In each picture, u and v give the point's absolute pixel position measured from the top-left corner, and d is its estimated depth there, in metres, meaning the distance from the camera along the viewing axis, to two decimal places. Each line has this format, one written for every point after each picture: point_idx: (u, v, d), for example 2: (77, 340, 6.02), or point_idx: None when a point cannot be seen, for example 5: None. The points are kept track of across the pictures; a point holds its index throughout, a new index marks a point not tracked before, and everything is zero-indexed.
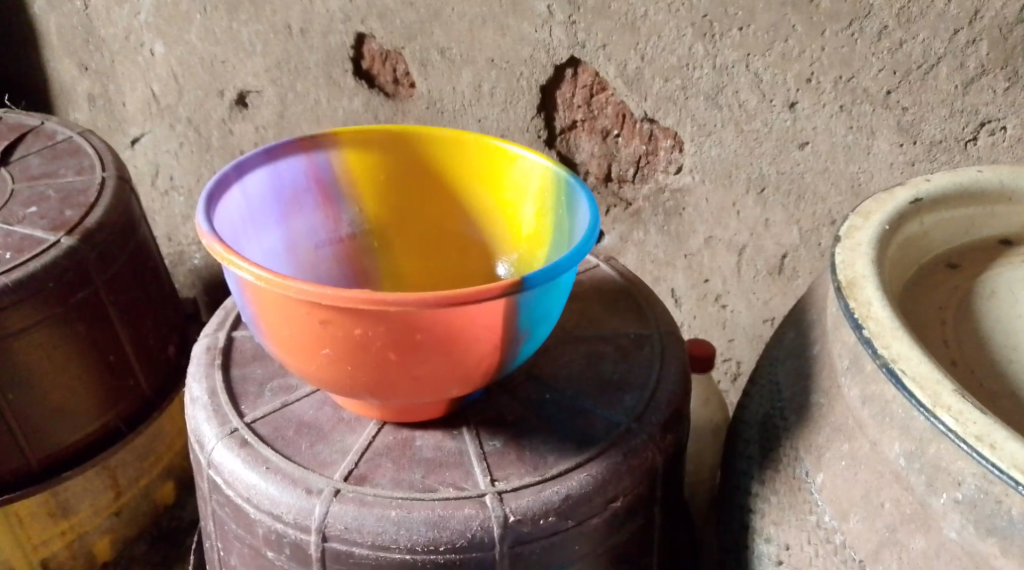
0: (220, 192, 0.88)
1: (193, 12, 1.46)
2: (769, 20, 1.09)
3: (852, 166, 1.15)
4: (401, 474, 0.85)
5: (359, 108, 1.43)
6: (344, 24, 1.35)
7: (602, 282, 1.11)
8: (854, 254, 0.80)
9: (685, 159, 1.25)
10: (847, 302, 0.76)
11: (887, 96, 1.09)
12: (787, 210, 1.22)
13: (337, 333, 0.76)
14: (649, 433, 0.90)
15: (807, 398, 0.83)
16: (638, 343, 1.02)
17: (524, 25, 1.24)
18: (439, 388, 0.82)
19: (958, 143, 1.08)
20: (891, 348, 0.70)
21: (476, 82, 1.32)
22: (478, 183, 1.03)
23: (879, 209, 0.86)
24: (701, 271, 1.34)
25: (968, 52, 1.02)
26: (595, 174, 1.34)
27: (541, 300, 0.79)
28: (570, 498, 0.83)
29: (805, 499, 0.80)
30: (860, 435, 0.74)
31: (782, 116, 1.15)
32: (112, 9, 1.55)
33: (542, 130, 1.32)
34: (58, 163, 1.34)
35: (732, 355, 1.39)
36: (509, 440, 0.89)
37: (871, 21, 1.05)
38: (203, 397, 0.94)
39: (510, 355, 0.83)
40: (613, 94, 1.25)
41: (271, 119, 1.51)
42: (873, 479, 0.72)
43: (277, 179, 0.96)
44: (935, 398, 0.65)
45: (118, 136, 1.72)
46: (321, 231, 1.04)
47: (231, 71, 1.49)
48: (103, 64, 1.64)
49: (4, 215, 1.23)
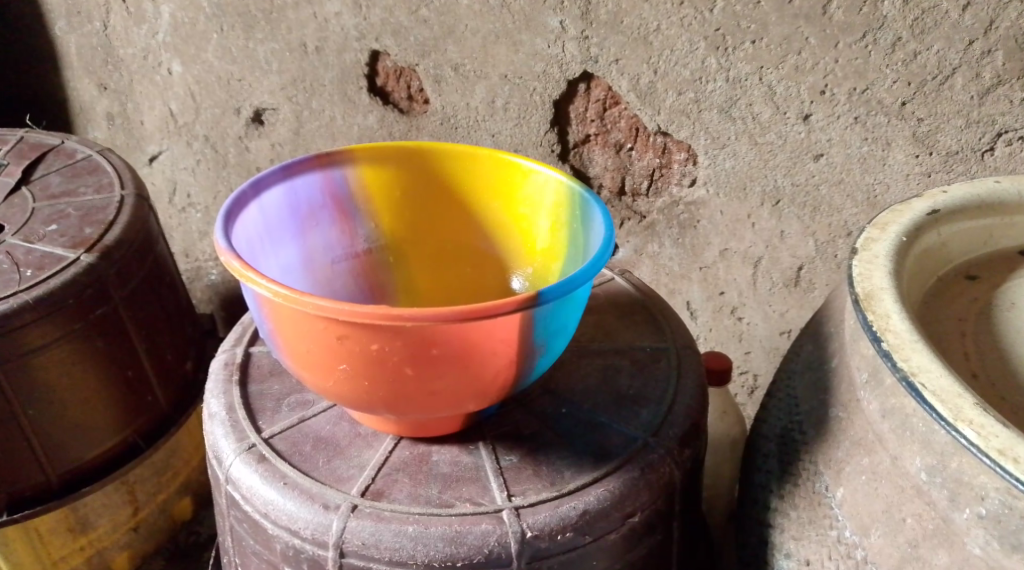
0: (237, 209, 0.89)
1: (210, 31, 1.48)
2: (782, 32, 1.09)
3: (868, 177, 1.14)
4: (417, 490, 0.85)
5: (374, 124, 1.44)
6: (359, 41, 1.37)
7: (617, 296, 1.11)
8: (872, 266, 0.79)
9: (699, 171, 1.25)
10: (865, 315, 0.75)
11: (902, 107, 1.08)
12: (802, 222, 1.22)
13: (353, 348, 0.76)
14: (666, 448, 0.89)
15: (826, 411, 0.82)
16: (654, 357, 1.02)
17: (537, 40, 1.24)
18: (455, 403, 0.82)
19: (975, 154, 1.08)
20: (910, 360, 0.70)
21: (490, 98, 1.32)
22: (493, 198, 1.04)
23: (895, 222, 0.85)
24: (716, 284, 1.34)
25: (984, 62, 1.02)
26: (609, 187, 1.35)
27: (556, 314, 0.79)
28: (587, 514, 0.83)
29: (826, 513, 0.79)
30: (880, 449, 0.73)
31: (796, 127, 1.15)
32: (130, 29, 1.57)
33: (555, 144, 1.33)
34: (77, 181, 1.36)
35: (749, 368, 1.39)
36: (526, 455, 0.89)
37: (885, 33, 1.05)
38: (220, 412, 0.95)
39: (526, 369, 0.83)
40: (626, 107, 1.25)
41: (286, 136, 1.52)
42: (894, 494, 0.71)
43: (293, 196, 0.97)
44: (956, 411, 0.65)
45: (136, 155, 1.74)
46: (338, 247, 1.05)
47: (247, 89, 1.51)
48: (122, 83, 1.66)
49: (24, 233, 1.24)
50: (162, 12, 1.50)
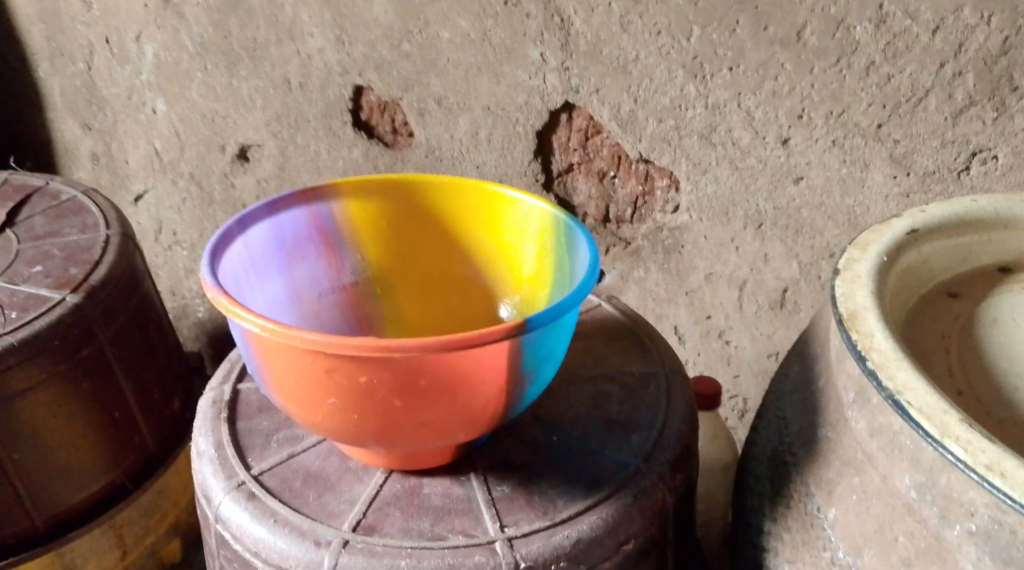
0: (223, 246, 0.89)
1: (194, 69, 1.49)
2: (758, 59, 1.11)
3: (848, 199, 1.16)
4: (409, 523, 0.85)
5: (359, 158, 1.45)
6: (341, 77, 1.38)
7: (605, 321, 1.11)
8: (855, 285, 0.80)
9: (682, 197, 1.26)
10: (850, 334, 0.76)
11: (878, 129, 1.10)
12: (786, 244, 1.23)
13: (342, 381, 0.76)
14: (658, 473, 0.89)
15: (815, 432, 0.82)
16: (644, 382, 1.02)
17: (518, 72, 1.26)
18: (446, 433, 0.82)
19: (951, 173, 1.09)
20: (896, 378, 0.70)
21: (474, 129, 1.34)
22: (478, 228, 1.04)
23: (876, 241, 0.86)
24: (703, 308, 1.34)
25: (956, 83, 1.04)
26: (594, 215, 1.36)
27: (543, 341, 0.79)
28: (581, 542, 0.82)
29: (818, 534, 0.79)
30: (870, 468, 0.73)
31: (776, 151, 1.16)
32: (114, 69, 1.58)
33: (539, 174, 1.34)
34: (62, 222, 1.36)
35: (738, 391, 1.40)
36: (518, 485, 0.89)
37: (859, 57, 1.07)
38: (209, 450, 0.94)
39: (516, 397, 0.83)
40: (608, 136, 1.27)
41: (271, 171, 1.53)
42: (885, 512, 0.72)
43: (279, 231, 0.98)
44: (943, 428, 0.65)
45: (121, 194, 1.74)
46: (324, 280, 1.05)
47: (231, 126, 1.52)
48: (106, 123, 1.66)
49: (9, 275, 1.24)
50: (146, 52, 1.51)
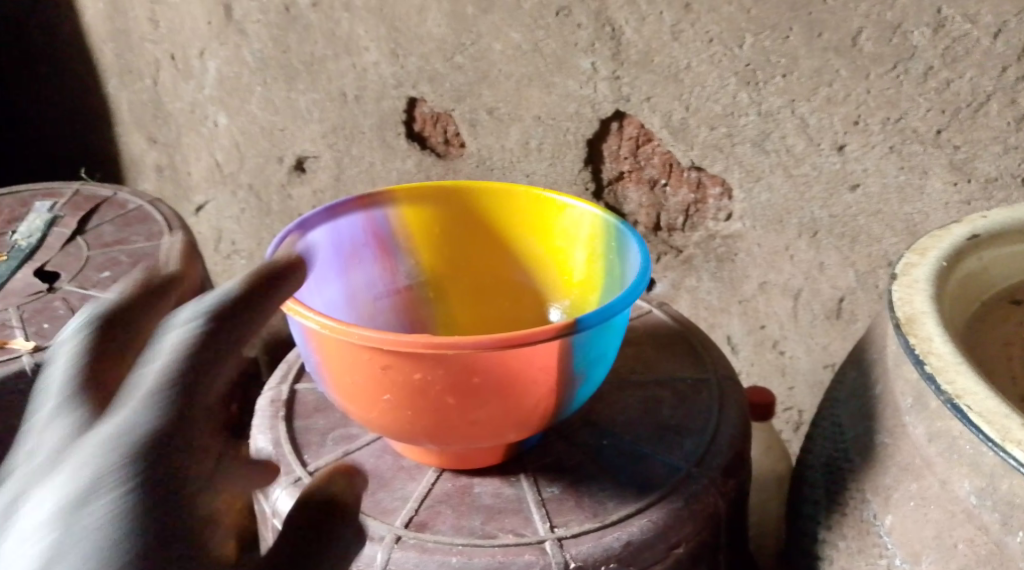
0: (284, 248, 0.92)
1: (254, 84, 1.53)
2: (813, 65, 1.10)
3: (906, 206, 1.14)
4: (460, 521, 0.85)
5: (412, 168, 1.47)
6: (396, 89, 1.41)
7: (656, 327, 1.11)
8: (913, 290, 0.79)
9: (735, 205, 1.26)
10: (908, 338, 0.75)
11: (937, 135, 1.08)
12: (842, 252, 1.21)
13: (396, 378, 0.78)
14: (710, 477, 0.89)
15: (872, 437, 0.81)
16: (695, 388, 1.01)
17: (569, 82, 1.27)
18: (497, 433, 0.83)
19: (1015, 180, 1.06)
20: (955, 383, 0.69)
21: (525, 139, 1.35)
22: (530, 232, 1.06)
23: (935, 246, 0.85)
24: (756, 317, 1.33)
25: (1019, 88, 1.01)
26: (645, 223, 1.37)
27: (595, 341, 0.80)
28: (631, 545, 0.82)
29: (875, 542, 0.78)
30: (929, 473, 0.72)
31: (830, 158, 1.15)
32: (178, 84, 1.63)
33: (590, 183, 1.35)
34: (128, 230, 1.41)
35: (793, 403, 1.38)
36: (568, 487, 0.89)
37: (917, 62, 1.05)
38: (267, 447, 0.96)
39: (567, 397, 0.84)
40: (659, 144, 1.27)
41: (327, 182, 1.57)
42: (944, 518, 0.70)
43: (336, 235, 1.00)
44: (1004, 432, 0.64)
45: (183, 205, 1.80)
46: (379, 283, 1.07)
47: (289, 138, 1.56)
48: (170, 136, 1.72)
49: (78, 280, 1.29)
50: (209, 67, 1.57)
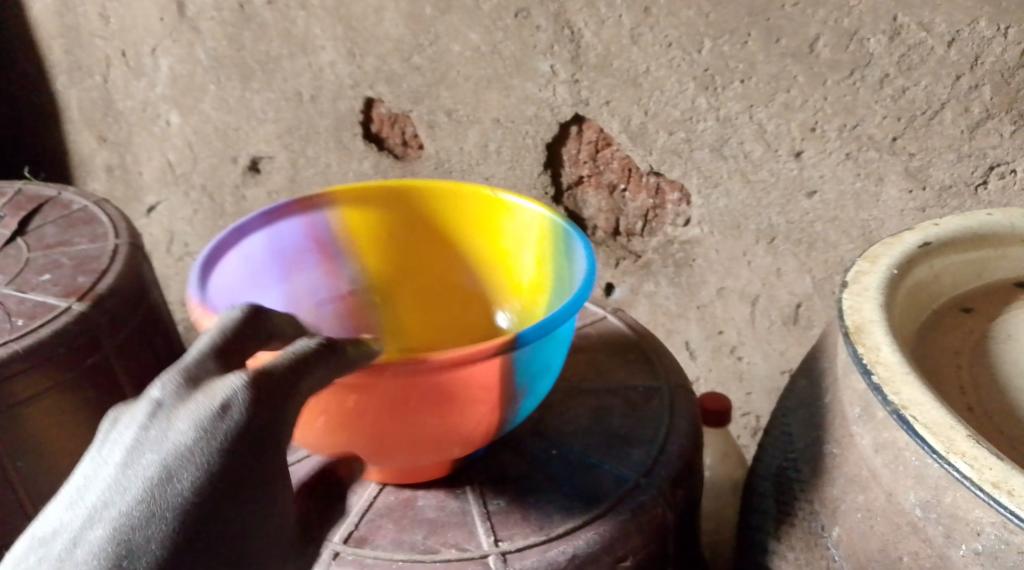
0: (218, 255, 0.89)
1: (208, 83, 1.50)
2: (770, 71, 1.10)
3: (862, 213, 1.13)
4: (402, 536, 0.83)
5: (369, 170, 1.45)
6: (352, 90, 1.38)
7: (609, 335, 1.10)
8: (862, 299, 0.78)
9: (693, 211, 1.25)
10: (856, 348, 0.74)
11: (892, 143, 1.07)
12: (798, 258, 1.21)
13: (331, 401, 0.75)
14: (659, 488, 0.87)
15: (820, 448, 0.80)
16: (647, 397, 1.00)
17: (527, 85, 1.25)
18: (439, 451, 0.81)
19: (968, 188, 1.06)
20: (902, 394, 0.68)
21: (483, 141, 1.33)
22: (477, 234, 1.04)
23: (886, 254, 0.84)
24: (714, 323, 1.32)
25: (973, 96, 1.01)
26: (603, 228, 1.35)
27: (538, 353, 0.78)
28: (576, 558, 0.80)
29: (823, 554, 0.77)
30: (874, 485, 0.71)
31: (788, 164, 1.14)
32: (129, 82, 1.59)
33: (549, 187, 1.33)
34: (73, 232, 1.36)
35: (750, 409, 1.37)
36: (514, 499, 0.87)
37: (872, 70, 1.04)
38: None
39: (511, 412, 0.82)
40: (618, 148, 1.26)
41: (283, 183, 1.54)
42: (889, 531, 0.69)
43: (275, 240, 0.97)
44: (949, 444, 0.63)
45: (135, 205, 1.75)
46: (323, 288, 1.04)
47: (243, 138, 1.52)
48: (121, 136, 1.68)
49: (17, 284, 1.24)
50: (161, 65, 1.53)
